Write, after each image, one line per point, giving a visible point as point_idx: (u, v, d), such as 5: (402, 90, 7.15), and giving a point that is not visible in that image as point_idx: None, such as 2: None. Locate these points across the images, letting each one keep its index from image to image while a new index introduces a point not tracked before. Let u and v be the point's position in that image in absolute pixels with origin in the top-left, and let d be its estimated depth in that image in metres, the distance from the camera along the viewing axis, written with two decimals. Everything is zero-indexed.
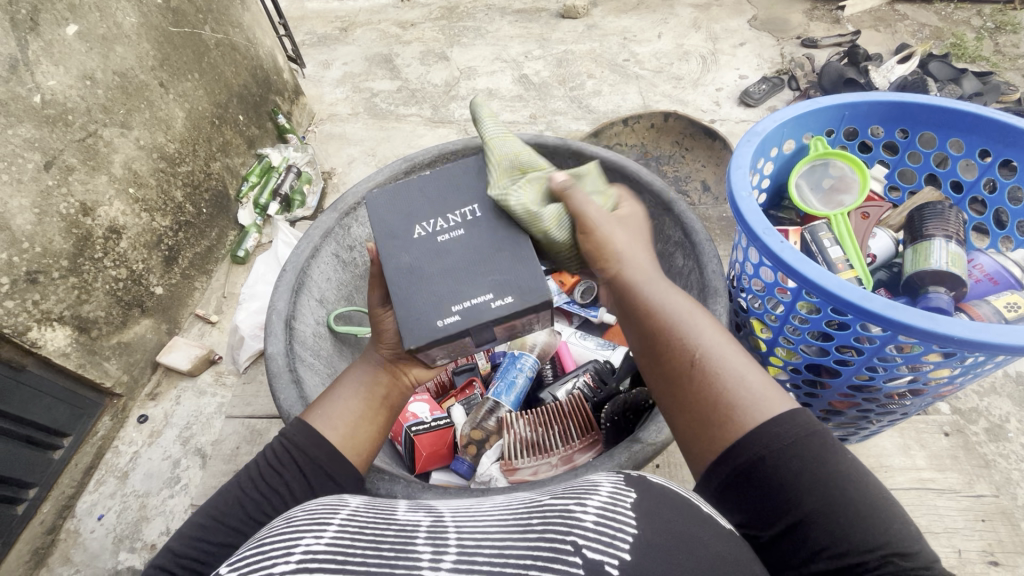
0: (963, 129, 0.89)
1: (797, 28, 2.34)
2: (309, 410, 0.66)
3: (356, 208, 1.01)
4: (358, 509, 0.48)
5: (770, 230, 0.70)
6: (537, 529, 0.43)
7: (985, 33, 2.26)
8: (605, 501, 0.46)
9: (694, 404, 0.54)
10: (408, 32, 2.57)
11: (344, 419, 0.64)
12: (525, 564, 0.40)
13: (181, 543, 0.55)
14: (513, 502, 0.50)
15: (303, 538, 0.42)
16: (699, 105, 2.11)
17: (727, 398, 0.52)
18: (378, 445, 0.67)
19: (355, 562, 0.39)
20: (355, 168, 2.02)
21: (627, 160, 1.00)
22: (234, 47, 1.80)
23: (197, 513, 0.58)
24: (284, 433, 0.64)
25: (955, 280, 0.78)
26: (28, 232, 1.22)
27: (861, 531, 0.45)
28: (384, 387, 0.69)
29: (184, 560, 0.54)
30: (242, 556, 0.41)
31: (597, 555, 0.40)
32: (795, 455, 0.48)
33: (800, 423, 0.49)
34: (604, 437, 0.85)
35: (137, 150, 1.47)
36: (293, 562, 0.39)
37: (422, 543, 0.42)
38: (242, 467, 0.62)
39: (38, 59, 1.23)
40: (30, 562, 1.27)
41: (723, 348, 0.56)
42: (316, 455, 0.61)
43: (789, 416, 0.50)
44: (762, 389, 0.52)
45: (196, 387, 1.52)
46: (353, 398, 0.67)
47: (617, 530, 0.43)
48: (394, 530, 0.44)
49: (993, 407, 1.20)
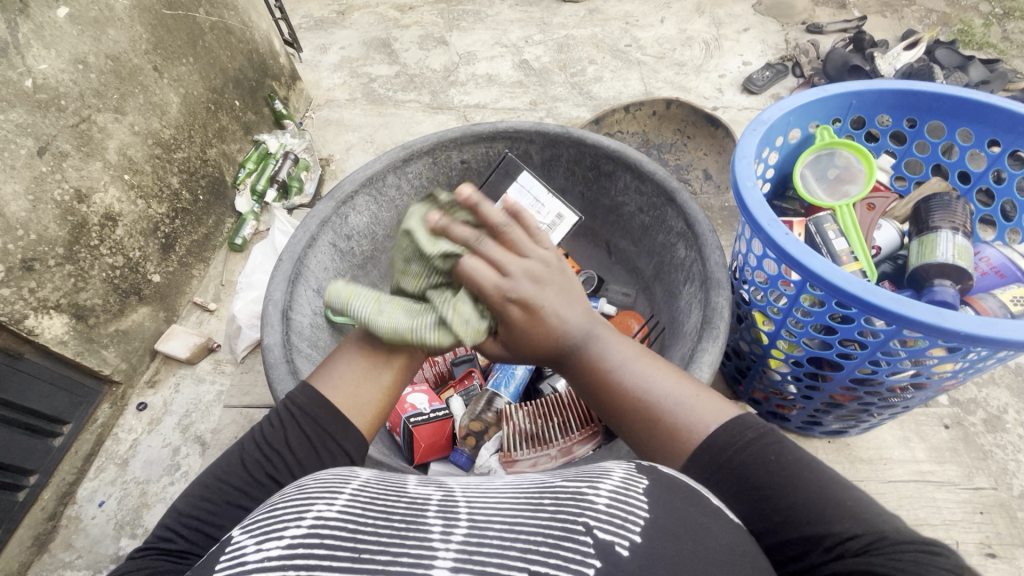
0: (974, 119, 0.87)
1: (802, 13, 2.30)
2: (314, 370, 0.64)
3: (353, 196, 0.99)
4: (370, 481, 0.47)
5: (774, 222, 0.69)
6: (549, 509, 0.43)
7: (993, 19, 2.21)
8: (617, 486, 0.45)
9: (635, 437, 0.58)
10: (406, 15, 2.52)
11: (345, 373, 0.62)
12: (535, 540, 0.40)
13: (188, 504, 0.56)
14: (523, 482, 0.49)
15: (316, 504, 0.41)
16: (701, 92, 2.09)
17: (666, 433, 0.55)
18: (385, 406, 0.64)
19: (366, 530, 0.40)
20: (352, 155, 2.00)
21: (630, 149, 0.98)
22: (229, 30, 1.76)
23: (203, 473, 0.59)
24: (290, 395, 0.63)
25: (961, 272, 0.77)
26: (22, 219, 1.21)
27: (810, 522, 0.46)
28: (390, 344, 0.64)
29: (190, 520, 0.55)
30: (255, 519, 0.42)
31: (608, 536, 0.40)
32: (740, 462, 0.50)
33: (737, 429, 0.52)
34: (604, 430, 0.82)
35: (132, 136, 1.45)
36: (305, 527, 0.39)
37: (433, 516, 0.42)
38: (248, 430, 0.63)
39: (29, 43, 1.21)
40: (33, 547, 1.28)
41: (655, 383, 0.58)
42: (319, 417, 0.61)
43: (722, 428, 0.53)
44: (693, 406, 0.55)
45: (195, 374, 1.52)
46: (355, 354, 0.63)
47: (628, 513, 0.42)
48: (405, 502, 0.44)
49: (991, 397, 1.16)
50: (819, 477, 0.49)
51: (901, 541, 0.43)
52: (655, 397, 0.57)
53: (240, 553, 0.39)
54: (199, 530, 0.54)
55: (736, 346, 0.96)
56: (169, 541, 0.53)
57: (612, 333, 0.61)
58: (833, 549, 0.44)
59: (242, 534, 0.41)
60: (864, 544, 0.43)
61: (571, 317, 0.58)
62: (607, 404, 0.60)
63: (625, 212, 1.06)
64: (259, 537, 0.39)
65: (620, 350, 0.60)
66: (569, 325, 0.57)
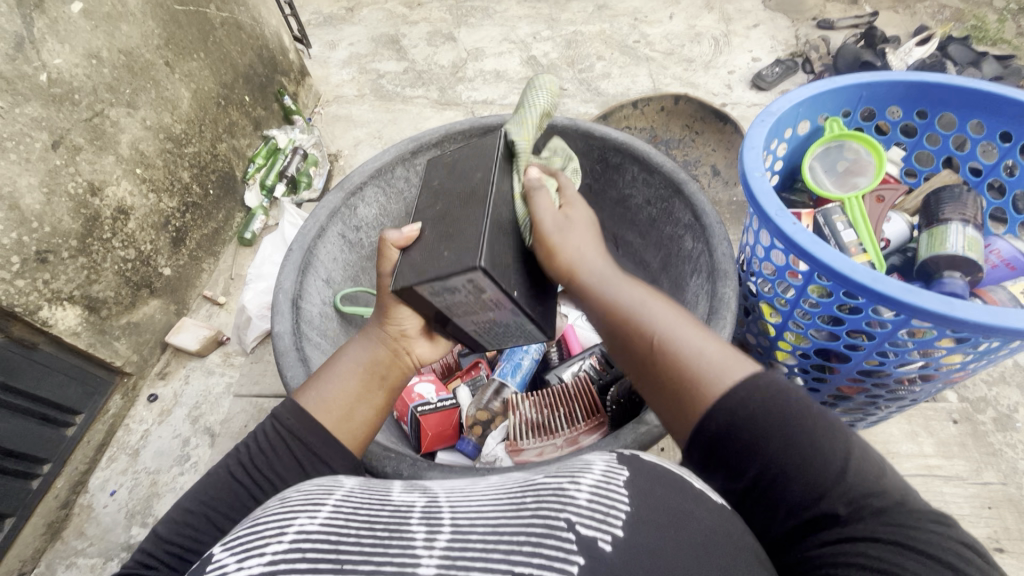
0: (987, 110, 0.87)
1: (812, 9, 2.28)
2: (304, 392, 0.67)
3: (362, 187, 1.00)
4: (353, 491, 0.48)
5: (782, 212, 0.69)
6: (531, 507, 0.43)
7: (1008, 15, 2.19)
8: (598, 479, 0.45)
9: (663, 390, 0.54)
10: (414, 12, 2.53)
11: (337, 390, 0.67)
12: (519, 540, 0.40)
13: (169, 530, 0.56)
14: (507, 482, 0.50)
15: (297, 518, 0.42)
16: (710, 88, 2.08)
17: (688, 371, 0.52)
18: (373, 428, 0.68)
19: (349, 541, 0.40)
20: (361, 150, 2.01)
21: (638, 140, 0.98)
22: (239, 26, 1.78)
23: (184, 498, 0.59)
24: (276, 414, 0.65)
25: (971, 264, 0.76)
26: (37, 212, 1.22)
27: (827, 475, 0.45)
28: (386, 366, 0.72)
29: (170, 546, 0.55)
30: (236, 536, 0.42)
31: (590, 532, 0.40)
32: (753, 420, 0.48)
33: (754, 386, 0.49)
34: (609, 420, 0.85)
35: (143, 130, 1.47)
36: (286, 542, 0.39)
37: (416, 523, 0.42)
38: (232, 452, 0.63)
39: (44, 38, 1.22)
40: (46, 534, 1.30)
41: (682, 321, 0.57)
42: (309, 440, 0.62)
43: (744, 383, 0.49)
44: (716, 358, 0.52)
45: (204, 367, 1.53)
46: (352, 378, 0.68)
47: (610, 507, 0.42)
48: (389, 510, 0.44)
49: (1002, 396, 1.16)
50: (838, 447, 0.46)
51: (922, 512, 0.43)
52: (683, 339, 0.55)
53: (221, 572, 0.38)
54: (178, 556, 0.55)
55: (743, 338, 0.95)
56: (149, 569, 0.54)
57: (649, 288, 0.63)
58: (851, 507, 0.44)
59: (223, 553, 0.40)
60: (884, 504, 0.43)
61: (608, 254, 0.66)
62: (630, 357, 0.58)
63: (633, 204, 1.06)
64: (239, 555, 0.39)
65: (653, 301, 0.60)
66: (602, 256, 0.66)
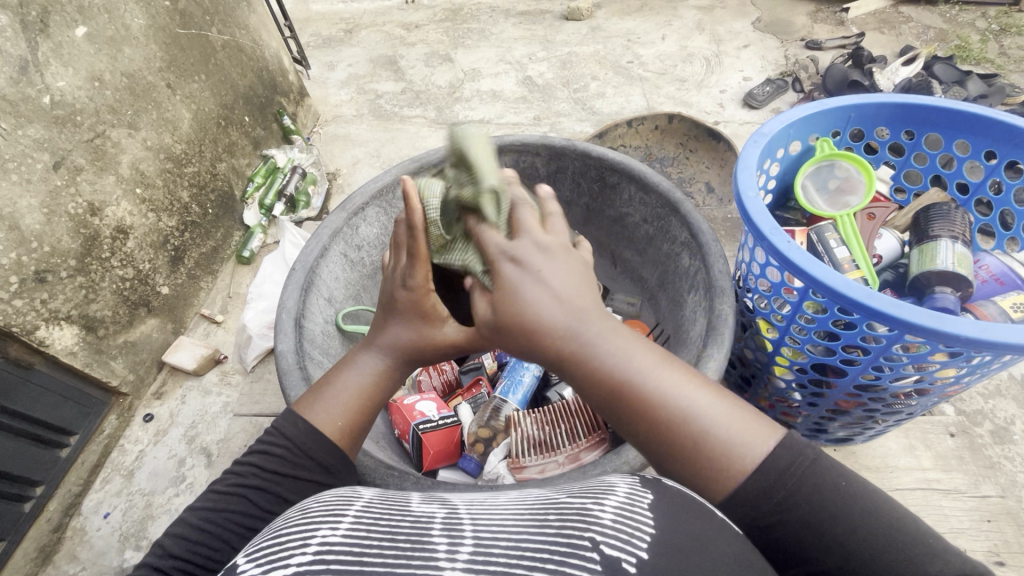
0: (970, 130, 0.90)
1: (800, 31, 2.35)
2: (321, 420, 0.63)
3: (364, 207, 1.02)
4: (372, 502, 0.48)
5: (776, 230, 0.71)
6: (555, 524, 0.43)
7: (990, 35, 2.25)
8: (622, 501, 0.45)
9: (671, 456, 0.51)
10: (412, 33, 2.58)
11: (356, 419, 0.64)
12: (542, 557, 0.40)
13: (179, 547, 0.55)
14: (528, 498, 0.50)
15: (320, 529, 0.42)
16: (703, 106, 2.12)
17: (702, 462, 0.49)
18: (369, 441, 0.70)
19: (372, 553, 0.40)
20: (360, 169, 2.03)
21: (634, 160, 1.00)
22: (240, 48, 1.81)
23: (188, 511, 0.59)
24: (290, 433, 0.62)
25: (961, 280, 0.78)
26: (37, 232, 1.23)
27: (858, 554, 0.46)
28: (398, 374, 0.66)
29: (179, 563, 0.54)
30: (259, 547, 0.42)
31: (614, 552, 0.40)
32: (789, 508, 0.47)
33: (783, 469, 0.48)
34: (610, 437, 0.87)
35: (144, 151, 1.49)
36: (310, 553, 0.40)
37: (438, 535, 0.43)
38: (243, 467, 0.62)
39: (48, 61, 1.25)
40: (37, 559, 1.27)
41: (683, 392, 0.51)
42: (329, 462, 0.62)
43: (765, 463, 0.48)
44: (734, 430, 0.49)
45: (201, 386, 1.52)
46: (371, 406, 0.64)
47: (634, 529, 0.43)
48: (410, 521, 0.45)
49: (999, 409, 1.17)
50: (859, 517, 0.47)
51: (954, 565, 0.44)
52: (690, 412, 0.50)
53: None
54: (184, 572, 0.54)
55: (742, 353, 0.97)
56: None
57: (625, 333, 0.53)
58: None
59: (247, 563, 0.40)
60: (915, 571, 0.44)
61: (568, 310, 0.51)
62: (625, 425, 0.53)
63: (630, 222, 1.08)
64: (264, 565, 0.39)
65: (645, 361, 0.52)
66: (568, 307, 0.51)
